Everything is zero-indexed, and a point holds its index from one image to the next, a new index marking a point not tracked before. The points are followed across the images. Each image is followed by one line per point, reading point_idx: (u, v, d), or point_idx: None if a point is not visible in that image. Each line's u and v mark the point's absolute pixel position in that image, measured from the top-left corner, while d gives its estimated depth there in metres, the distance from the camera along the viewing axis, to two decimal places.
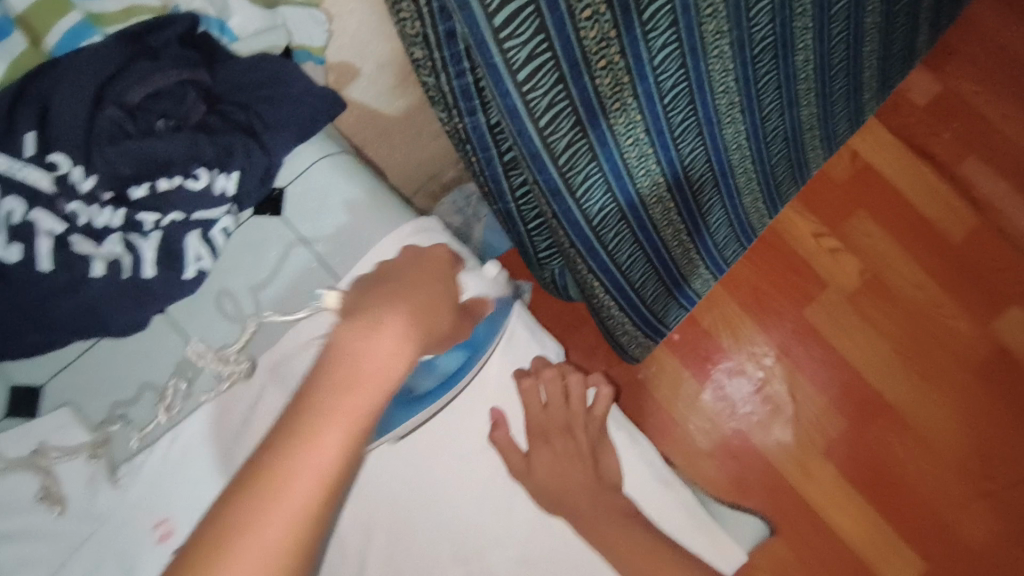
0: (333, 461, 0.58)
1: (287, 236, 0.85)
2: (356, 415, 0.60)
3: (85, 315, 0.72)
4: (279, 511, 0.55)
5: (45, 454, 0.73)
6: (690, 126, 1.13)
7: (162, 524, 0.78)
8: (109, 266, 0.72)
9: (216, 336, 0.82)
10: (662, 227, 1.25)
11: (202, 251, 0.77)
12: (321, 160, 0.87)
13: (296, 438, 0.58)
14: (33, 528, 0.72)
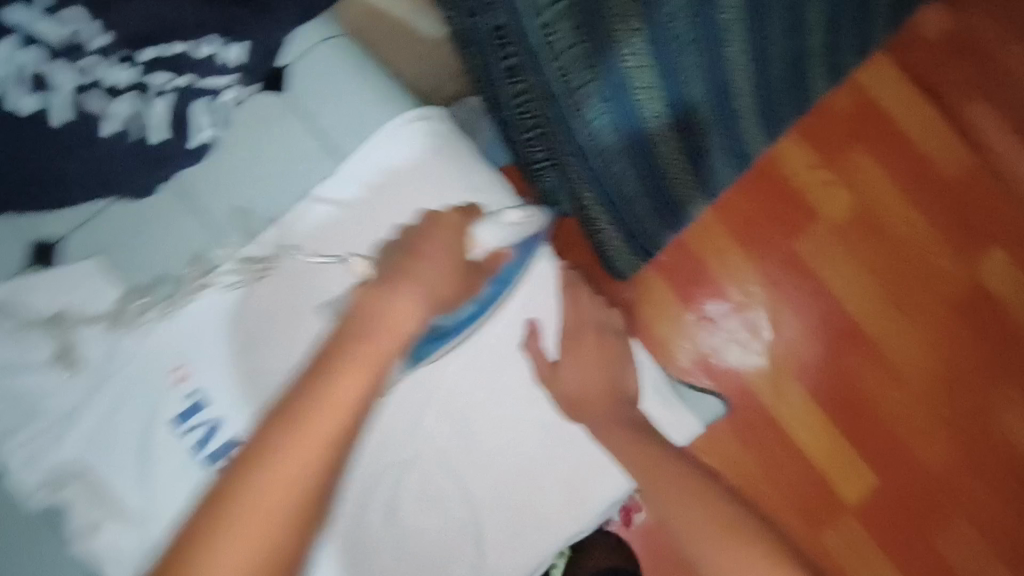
0: (353, 399, 0.62)
1: (292, 117, 0.89)
2: (373, 356, 0.65)
3: (100, 166, 0.82)
4: (294, 464, 0.59)
5: (65, 319, 0.83)
6: (692, 42, 1.13)
7: (178, 369, 0.84)
8: (117, 121, 0.82)
9: (225, 202, 0.88)
10: (658, 145, 1.26)
11: (206, 121, 0.86)
12: (320, 43, 0.91)
13: (316, 392, 0.61)
14: (49, 379, 0.81)
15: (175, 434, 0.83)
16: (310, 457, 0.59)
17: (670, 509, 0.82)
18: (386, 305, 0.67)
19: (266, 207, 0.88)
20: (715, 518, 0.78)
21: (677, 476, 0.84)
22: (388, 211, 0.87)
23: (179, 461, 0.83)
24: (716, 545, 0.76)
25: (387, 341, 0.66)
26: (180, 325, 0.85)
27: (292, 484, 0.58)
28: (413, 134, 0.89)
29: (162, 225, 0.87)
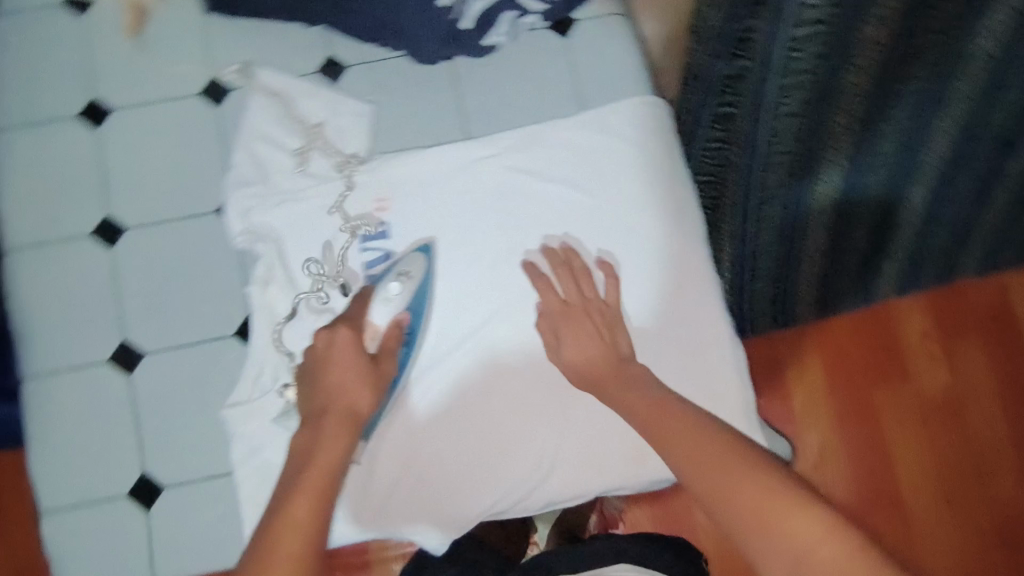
0: (360, 405, 0.76)
1: (561, 59, 0.97)
2: (327, 462, 0.70)
3: (416, 27, 0.90)
4: (330, 450, 0.71)
5: (318, 133, 0.93)
6: (933, 184, 0.85)
7: (379, 199, 0.91)
8: (457, 2, 0.89)
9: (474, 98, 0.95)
10: (817, 269, 1.01)
11: (504, 30, 0.95)
12: (614, 15, 0.98)
13: (328, 396, 0.76)
14: (285, 168, 0.92)
15: (357, 254, 0.90)
16: (341, 443, 0.72)
17: (708, 487, 0.64)
18: (341, 403, 0.75)
19: (507, 116, 0.95)
20: (752, 474, 0.63)
21: (659, 408, 0.73)
22: (608, 168, 0.93)
23: (344, 280, 0.89)
24: (750, 492, 0.62)
25: (350, 364, 0.78)
26: (393, 167, 0.92)
27: (336, 462, 0.71)
28: (636, 112, 0.95)
29: (420, 94, 0.95)
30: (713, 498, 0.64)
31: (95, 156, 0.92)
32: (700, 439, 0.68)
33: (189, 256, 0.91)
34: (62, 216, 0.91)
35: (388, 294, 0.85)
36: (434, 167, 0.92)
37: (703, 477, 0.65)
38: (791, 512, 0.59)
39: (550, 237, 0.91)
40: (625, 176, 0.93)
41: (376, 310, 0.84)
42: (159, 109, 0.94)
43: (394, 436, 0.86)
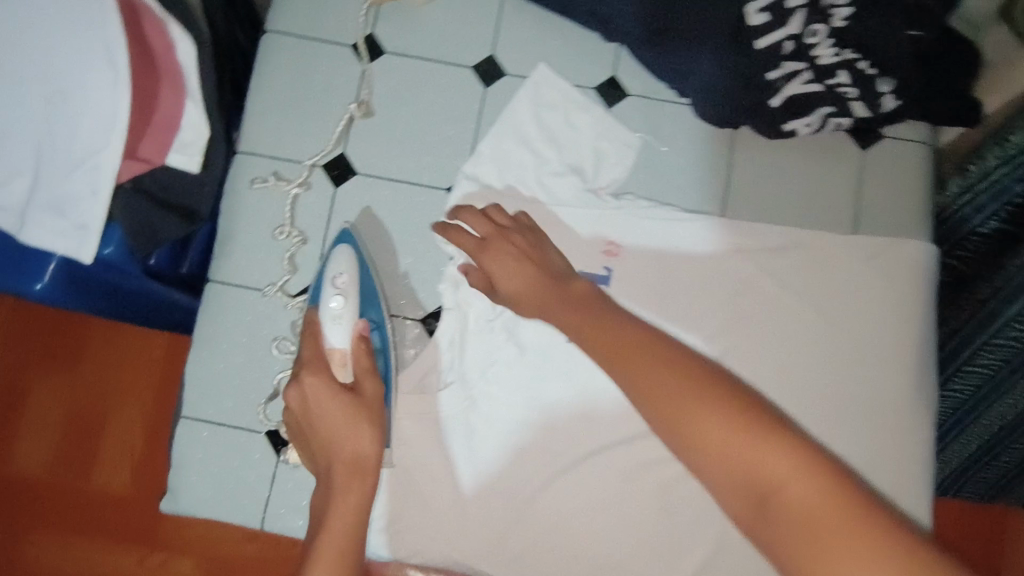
0: (361, 449, 0.72)
1: (850, 172, 0.88)
2: (359, 491, 0.71)
3: (723, 88, 0.81)
4: (343, 502, 0.70)
5: (582, 161, 0.88)
6: None
7: (612, 244, 0.85)
8: (782, 78, 0.79)
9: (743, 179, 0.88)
10: None
11: (812, 123, 0.82)
12: (924, 145, 0.88)
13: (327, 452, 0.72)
14: (534, 177, 0.87)
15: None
16: (358, 488, 0.71)
17: (698, 440, 0.62)
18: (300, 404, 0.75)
19: (770, 210, 0.88)
20: (746, 440, 0.60)
21: (647, 346, 0.69)
22: (859, 304, 0.84)
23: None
24: (745, 448, 0.59)
25: (339, 412, 0.73)
26: (639, 219, 0.86)
27: (354, 512, 0.69)
28: (901, 263, 0.84)
29: (691, 152, 0.88)
30: (705, 456, 0.61)
31: (351, 91, 0.89)
32: (685, 389, 0.64)
33: (401, 224, 0.88)
34: (300, 138, 0.88)
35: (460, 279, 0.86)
36: (679, 236, 0.85)
37: (685, 429, 0.62)
38: (785, 452, 0.58)
39: (764, 359, 0.83)
40: (875, 319, 0.84)
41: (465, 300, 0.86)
42: (427, 67, 0.90)
43: (535, 482, 0.83)
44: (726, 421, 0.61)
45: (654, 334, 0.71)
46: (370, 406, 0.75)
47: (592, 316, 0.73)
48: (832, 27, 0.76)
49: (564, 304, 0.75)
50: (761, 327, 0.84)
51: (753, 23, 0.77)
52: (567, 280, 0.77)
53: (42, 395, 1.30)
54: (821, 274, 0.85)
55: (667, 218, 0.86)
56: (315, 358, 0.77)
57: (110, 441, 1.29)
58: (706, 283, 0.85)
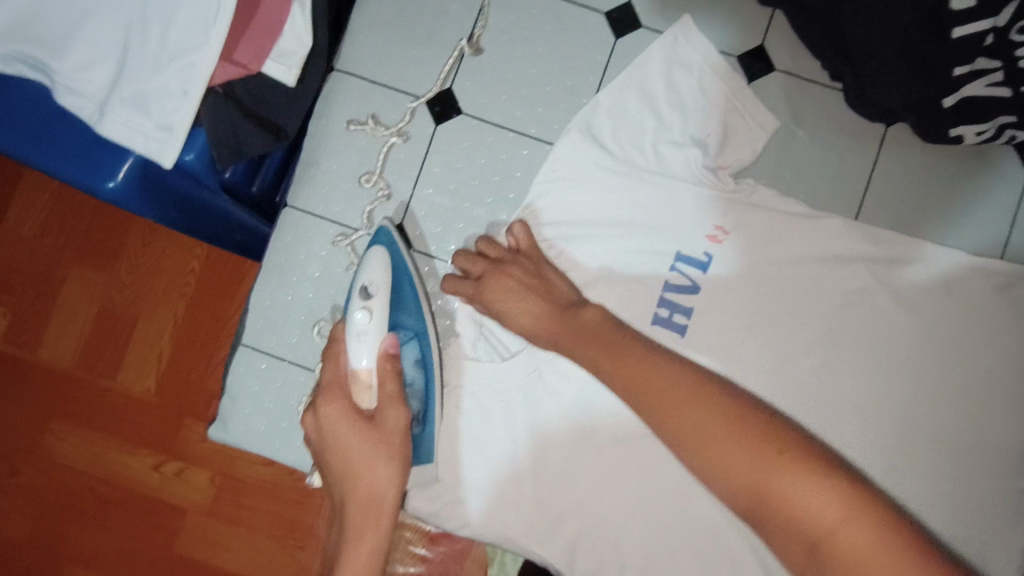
0: (379, 486, 0.65)
1: (1006, 189, 0.77)
2: (374, 530, 0.64)
3: (891, 79, 0.71)
4: (358, 541, 0.64)
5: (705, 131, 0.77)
6: None
7: (716, 225, 0.77)
8: (967, 76, 0.69)
9: (881, 181, 0.78)
10: None
11: (985, 131, 0.73)
12: None
13: (343, 487, 0.66)
14: (649, 141, 0.78)
15: (663, 271, 0.77)
16: (374, 527, 0.64)
17: (720, 465, 0.55)
18: (317, 426, 0.68)
19: (904, 218, 0.78)
20: (781, 463, 0.53)
21: (672, 398, 0.60)
22: (982, 334, 0.75)
23: (635, 292, 0.77)
24: (773, 473, 0.53)
25: (354, 442, 0.66)
26: (749, 203, 0.77)
27: (369, 552, 0.64)
28: None
29: (831, 143, 0.79)
30: (730, 487, 0.55)
31: (467, 19, 0.80)
32: (709, 409, 0.58)
33: (500, 177, 0.80)
34: (404, 63, 0.80)
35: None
36: (794, 231, 0.76)
37: (711, 461, 0.56)
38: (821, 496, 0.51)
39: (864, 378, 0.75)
40: (999, 355, 0.74)
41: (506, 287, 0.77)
42: (554, 5, 0.80)
43: (596, 477, 0.76)
44: (734, 430, 0.56)
45: (700, 377, 0.61)
46: (385, 435, 0.67)
47: (626, 355, 0.64)
48: None
49: (576, 335, 0.68)
50: (870, 344, 0.75)
51: (956, 7, 0.64)
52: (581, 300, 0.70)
53: (72, 293, 1.13)
54: (942, 294, 0.75)
55: (780, 209, 0.77)
56: (335, 375, 0.69)
57: (133, 358, 1.12)
58: (814, 288, 0.76)
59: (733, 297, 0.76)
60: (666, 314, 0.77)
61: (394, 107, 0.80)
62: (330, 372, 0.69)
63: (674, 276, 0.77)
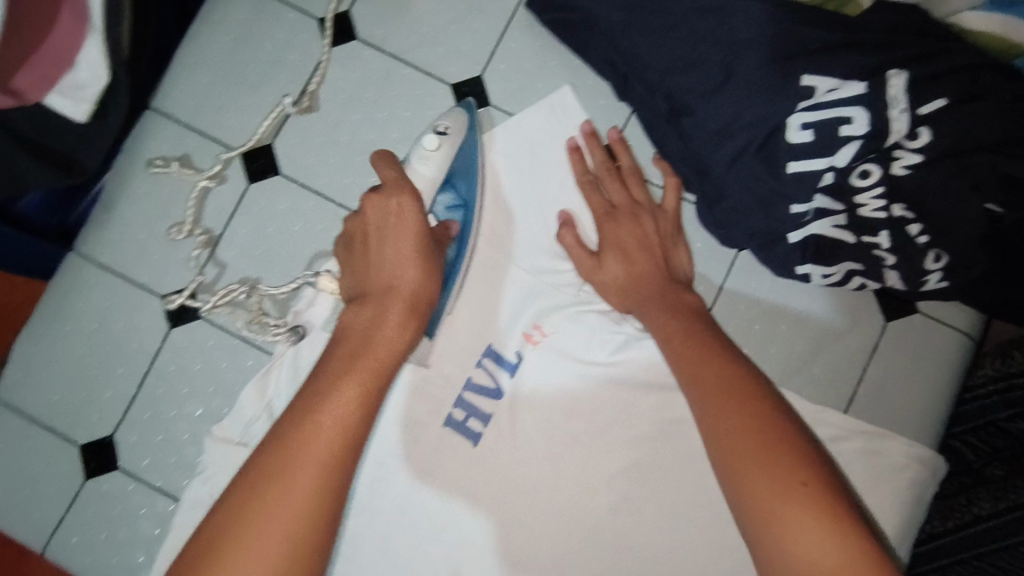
0: (395, 351, 0.55)
1: (855, 337, 0.70)
2: (380, 352, 0.54)
3: (731, 203, 0.64)
4: (341, 406, 0.50)
5: (537, 230, 0.72)
6: None
7: (535, 328, 0.71)
8: (811, 214, 0.61)
9: (725, 306, 0.71)
10: None
11: (835, 276, 0.64)
12: (959, 333, 0.70)
13: (358, 338, 0.54)
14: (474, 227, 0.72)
15: (469, 366, 0.71)
16: (363, 400, 0.51)
17: (784, 525, 0.46)
18: (397, 208, 0.58)
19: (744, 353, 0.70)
20: (772, 462, 0.49)
21: (733, 378, 0.56)
22: None
23: (435, 387, 0.71)
24: (811, 536, 0.45)
25: (407, 286, 0.57)
26: (573, 307, 0.71)
27: (355, 419, 0.50)
28: (869, 459, 0.68)
29: None
30: (793, 543, 0.45)
31: (302, 72, 0.74)
32: (779, 437, 0.51)
33: (312, 246, 0.72)
34: (226, 111, 0.73)
35: (425, 156, 0.64)
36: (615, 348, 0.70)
37: (766, 496, 0.48)
38: (814, 520, 0.45)
39: (668, 521, 0.68)
40: None
41: (413, 173, 0.64)
42: (401, 69, 0.74)
43: None
44: (811, 499, 0.46)
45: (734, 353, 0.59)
46: (430, 293, 0.58)
47: (733, 371, 0.56)
48: (890, 172, 0.58)
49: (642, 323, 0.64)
50: (678, 482, 0.69)
51: (791, 140, 0.58)
52: (682, 288, 0.66)
53: None
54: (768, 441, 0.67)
55: (608, 324, 0.70)
56: (415, 209, 0.58)
57: None
58: (627, 411, 0.70)
59: (535, 407, 0.70)
60: (461, 417, 0.71)
61: (210, 154, 0.73)
62: (393, 196, 0.58)
63: (479, 374, 0.71)
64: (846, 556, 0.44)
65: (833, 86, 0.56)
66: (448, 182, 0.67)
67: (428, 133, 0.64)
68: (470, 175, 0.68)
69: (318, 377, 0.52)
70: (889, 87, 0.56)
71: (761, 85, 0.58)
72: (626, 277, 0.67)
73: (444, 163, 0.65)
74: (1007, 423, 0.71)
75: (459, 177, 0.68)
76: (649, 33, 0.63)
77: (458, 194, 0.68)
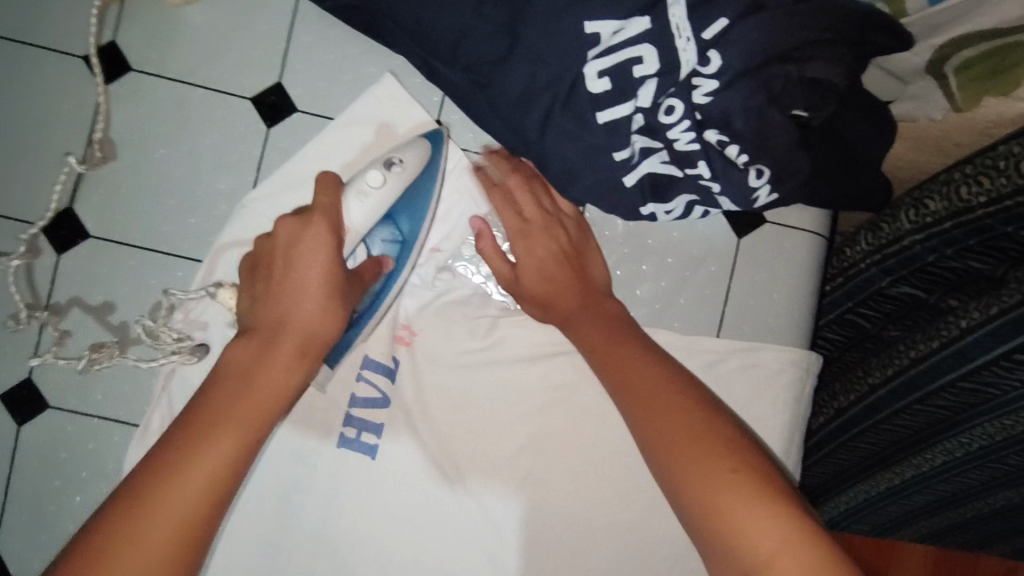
0: (280, 393, 0.51)
1: (714, 260, 0.71)
2: (261, 401, 0.50)
3: (556, 164, 0.61)
4: (212, 455, 0.47)
5: None
6: None
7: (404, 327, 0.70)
8: (636, 155, 0.60)
9: None
10: None
11: (676, 210, 0.64)
12: (810, 232, 0.72)
13: (239, 377, 0.50)
14: None
15: (350, 382, 0.68)
16: (226, 469, 0.48)
17: (718, 508, 0.46)
18: (311, 237, 0.55)
19: None
20: (721, 457, 0.49)
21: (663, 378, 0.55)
22: None
23: (319, 409, 0.68)
24: (752, 523, 0.45)
25: (305, 323, 0.53)
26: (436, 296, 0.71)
27: (224, 473, 0.47)
28: (754, 370, 0.70)
29: None
30: (730, 515, 0.46)
31: (85, 121, 0.67)
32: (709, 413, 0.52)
33: (148, 304, 0.67)
34: (11, 182, 0.66)
35: (364, 192, 0.59)
36: (489, 328, 0.70)
37: (687, 461, 0.49)
38: (764, 508, 0.45)
39: (577, 483, 0.69)
40: None
41: (347, 212, 0.59)
42: (191, 93, 0.68)
43: None
44: (768, 494, 0.46)
45: (676, 367, 0.57)
46: (328, 336, 0.54)
47: (666, 369, 0.56)
48: (693, 102, 0.58)
49: (552, 317, 0.65)
50: (576, 441, 0.70)
51: (593, 90, 0.57)
52: (603, 296, 0.64)
53: None
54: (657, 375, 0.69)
55: (473, 305, 0.71)
56: (332, 242, 0.55)
57: None
58: (512, 387, 0.70)
59: (422, 409, 0.69)
60: (353, 434, 0.68)
61: (8, 235, 0.66)
62: (310, 224, 0.55)
63: (362, 387, 0.69)
64: (785, 533, 0.44)
65: (618, 27, 0.55)
66: (389, 217, 0.65)
67: (373, 169, 0.60)
68: (416, 211, 0.65)
69: (208, 389, 0.50)
70: (672, 16, 0.54)
71: (549, 41, 0.56)
72: (542, 285, 0.65)
73: (385, 202, 0.60)
74: (887, 289, 0.75)
75: (403, 215, 0.65)
76: (429, 3, 0.58)
77: (397, 232, 0.65)
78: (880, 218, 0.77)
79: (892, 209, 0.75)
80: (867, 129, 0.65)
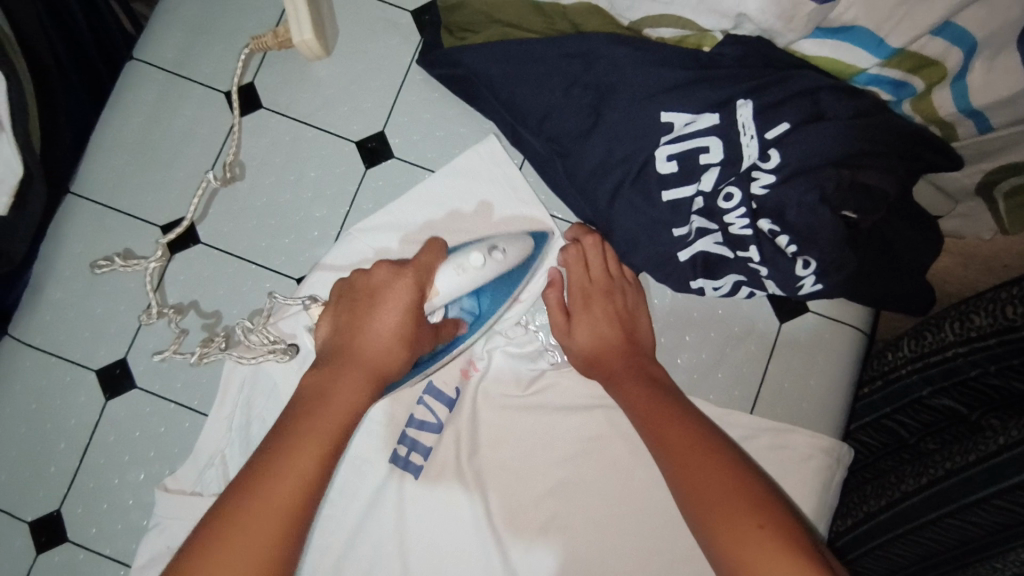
0: (347, 413, 0.57)
1: (755, 340, 0.75)
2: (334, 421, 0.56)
3: (620, 231, 0.68)
4: (295, 474, 0.52)
5: None
6: None
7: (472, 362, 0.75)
8: (693, 234, 0.66)
9: None
10: None
11: (724, 288, 0.69)
12: (852, 326, 0.76)
13: (316, 396, 0.57)
14: None
15: (410, 403, 0.74)
16: (308, 483, 0.53)
17: (744, 558, 0.49)
18: (390, 280, 0.62)
19: None
20: (751, 519, 0.51)
21: (702, 448, 0.58)
22: None
23: (375, 426, 0.73)
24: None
25: (375, 354, 0.59)
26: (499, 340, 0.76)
27: (301, 489, 0.52)
28: (788, 450, 0.72)
29: None
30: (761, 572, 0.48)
31: (214, 145, 0.78)
32: (741, 476, 0.55)
33: (237, 308, 0.75)
34: (144, 187, 0.77)
35: (463, 267, 0.65)
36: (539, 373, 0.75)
37: (719, 519, 0.52)
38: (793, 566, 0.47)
39: (601, 534, 0.71)
40: None
41: (439, 277, 0.65)
42: (306, 132, 0.78)
43: None
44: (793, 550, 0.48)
45: (717, 433, 0.60)
46: (393, 364, 0.60)
47: (703, 435, 0.59)
48: (751, 192, 0.64)
49: (601, 375, 0.69)
50: (604, 492, 0.72)
51: (660, 171, 0.64)
52: (647, 360, 0.68)
53: None
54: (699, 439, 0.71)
55: (526, 364, 0.76)
56: (410, 288, 0.62)
57: None
58: (549, 433, 0.73)
59: (464, 440, 0.74)
60: (403, 452, 0.73)
61: (132, 232, 0.76)
62: (400, 273, 0.63)
63: (420, 410, 0.74)
64: None
65: (690, 120, 0.63)
66: (475, 292, 0.70)
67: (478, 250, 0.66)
68: (499, 294, 0.71)
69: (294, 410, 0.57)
70: (739, 116, 0.62)
71: (628, 124, 0.64)
72: (590, 344, 0.70)
73: (477, 281, 0.66)
74: (926, 399, 0.78)
75: (488, 295, 0.71)
76: (528, 80, 0.68)
77: (477, 306, 0.71)
78: (925, 329, 0.80)
79: (938, 320, 0.78)
80: (915, 236, 0.69)
